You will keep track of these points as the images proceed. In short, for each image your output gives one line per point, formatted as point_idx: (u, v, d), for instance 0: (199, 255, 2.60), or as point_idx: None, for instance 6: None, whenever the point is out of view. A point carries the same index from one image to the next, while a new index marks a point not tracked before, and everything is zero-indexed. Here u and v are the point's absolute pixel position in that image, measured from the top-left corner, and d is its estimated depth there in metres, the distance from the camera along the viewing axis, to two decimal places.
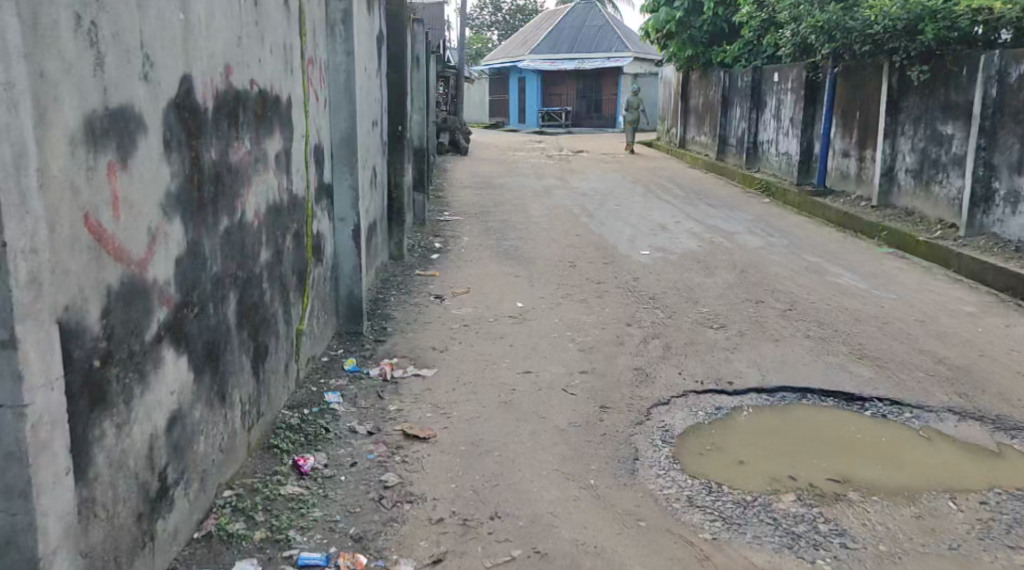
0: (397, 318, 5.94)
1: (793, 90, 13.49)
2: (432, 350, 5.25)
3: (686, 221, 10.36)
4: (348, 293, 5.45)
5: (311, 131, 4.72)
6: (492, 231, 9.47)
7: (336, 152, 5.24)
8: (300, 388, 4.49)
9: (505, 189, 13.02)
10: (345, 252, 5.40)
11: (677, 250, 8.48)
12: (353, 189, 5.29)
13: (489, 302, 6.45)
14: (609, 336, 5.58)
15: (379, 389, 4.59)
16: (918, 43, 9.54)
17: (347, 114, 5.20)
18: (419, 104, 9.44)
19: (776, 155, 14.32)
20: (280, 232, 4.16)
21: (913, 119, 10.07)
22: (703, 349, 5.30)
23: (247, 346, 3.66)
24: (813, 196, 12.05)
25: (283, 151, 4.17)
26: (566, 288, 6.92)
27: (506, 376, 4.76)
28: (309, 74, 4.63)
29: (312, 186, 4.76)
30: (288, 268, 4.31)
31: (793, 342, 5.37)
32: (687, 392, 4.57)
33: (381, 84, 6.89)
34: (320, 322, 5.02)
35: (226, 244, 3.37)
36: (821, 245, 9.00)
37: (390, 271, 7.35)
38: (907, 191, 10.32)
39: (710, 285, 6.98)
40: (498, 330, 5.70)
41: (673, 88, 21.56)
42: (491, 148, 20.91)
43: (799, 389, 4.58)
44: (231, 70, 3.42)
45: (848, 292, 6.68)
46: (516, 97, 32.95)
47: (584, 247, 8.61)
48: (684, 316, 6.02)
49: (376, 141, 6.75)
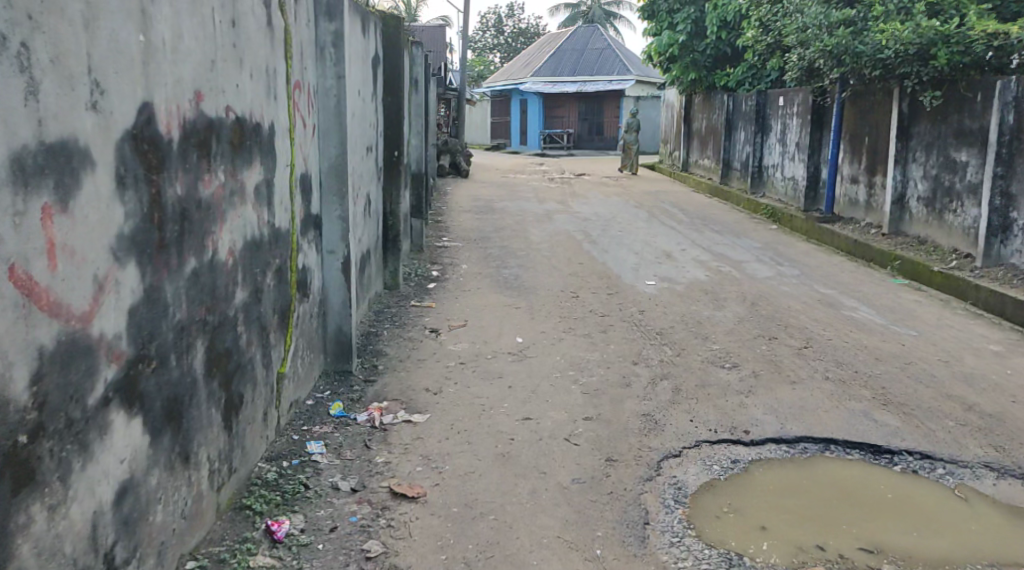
0: (390, 355, 5.61)
1: (799, 115, 13.24)
2: (425, 391, 4.91)
3: (692, 248, 10.04)
4: (337, 329, 5.11)
5: (297, 159, 4.41)
6: (491, 258, 9.15)
7: (325, 182, 4.92)
8: (280, 436, 4.15)
9: (505, 213, 12.72)
10: (334, 286, 5.07)
11: (684, 280, 8.15)
12: (343, 221, 4.97)
13: (486, 337, 6.12)
14: (614, 377, 5.24)
15: (367, 437, 4.25)
16: (931, 68, 9.23)
17: (337, 142, 4.89)
18: (416, 127, 9.15)
19: (782, 180, 14.03)
20: (259, 269, 3.83)
21: (925, 145, 9.80)
22: (715, 392, 4.96)
23: (219, 397, 3.33)
24: (822, 222, 11.75)
25: (264, 181, 3.86)
26: (568, 322, 6.59)
27: (503, 423, 4.42)
28: (295, 100, 4.33)
29: (297, 218, 4.44)
30: (269, 308, 3.99)
31: (811, 386, 5.01)
32: (699, 442, 4.24)
33: (376, 108, 6.59)
34: (305, 363, 4.67)
35: (194, 287, 3.05)
36: (832, 275, 8.68)
37: (384, 301, 7.03)
38: (920, 219, 10.02)
39: (720, 320, 6.65)
40: (497, 369, 5.37)
41: (676, 111, 21.31)
42: (492, 170, 20.65)
43: (821, 439, 4.28)
44: (203, 96, 3.11)
45: (866, 328, 6.32)
46: (518, 119, 32.78)
47: (587, 276, 8.29)
48: (693, 354, 5.69)
49: (370, 166, 6.44)
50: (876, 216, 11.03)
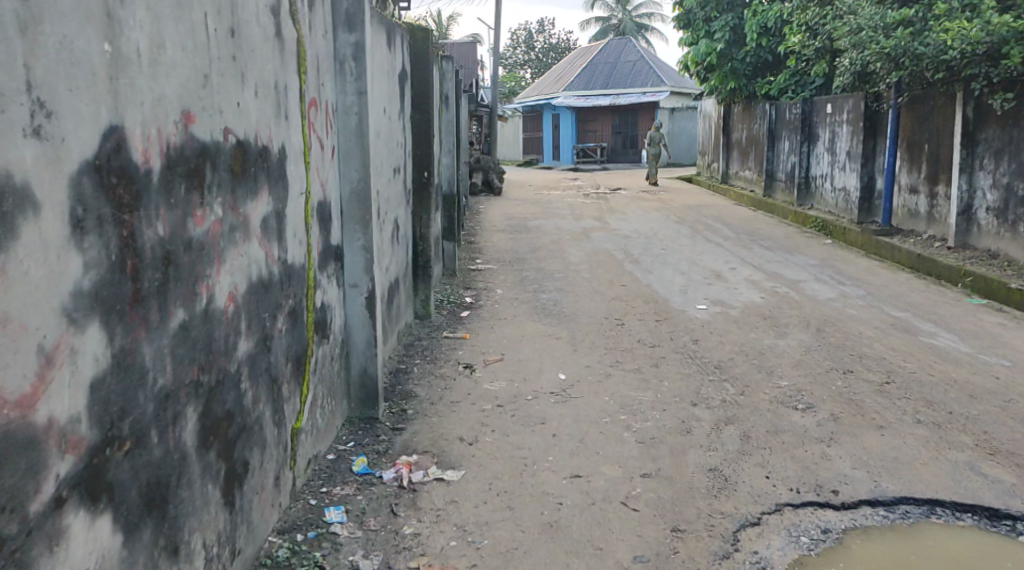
0: (420, 397, 5.06)
1: (849, 122, 12.59)
2: (459, 442, 4.36)
3: (742, 267, 9.42)
4: (361, 371, 4.58)
5: (314, 185, 3.85)
6: (529, 281, 8.62)
7: (346, 208, 4.38)
8: (295, 501, 3.62)
9: (541, 232, 12.20)
10: (358, 324, 4.54)
11: (738, 303, 7.58)
12: (367, 251, 4.45)
13: (526, 373, 5.55)
14: (672, 421, 4.66)
15: (394, 500, 3.71)
16: (1001, 69, 8.60)
17: (359, 165, 4.36)
18: (447, 144, 8.66)
19: (832, 191, 13.34)
20: (269, 313, 3.27)
21: (994, 153, 9.14)
22: (790, 441, 4.37)
23: (217, 471, 2.79)
24: (878, 235, 11.06)
25: (276, 212, 3.31)
26: (616, 353, 6.01)
27: (550, 482, 3.86)
28: (312, 119, 3.78)
29: (314, 251, 3.89)
30: (282, 355, 3.44)
31: (901, 432, 4.52)
32: (780, 505, 3.70)
33: (403, 127, 6.07)
34: (325, 413, 4.14)
35: (183, 344, 2.51)
36: (899, 297, 8.04)
37: (414, 333, 6.49)
38: (989, 231, 9.32)
39: (784, 350, 6.06)
40: (540, 412, 4.80)
41: (713, 122, 20.72)
42: (526, 187, 20.13)
43: (924, 501, 3.76)
44: (195, 116, 2.57)
45: (951, 359, 5.88)
46: (550, 134, 32.28)
47: (632, 300, 7.72)
48: (759, 394, 5.11)
49: (398, 189, 5.94)
50: (939, 228, 10.31)
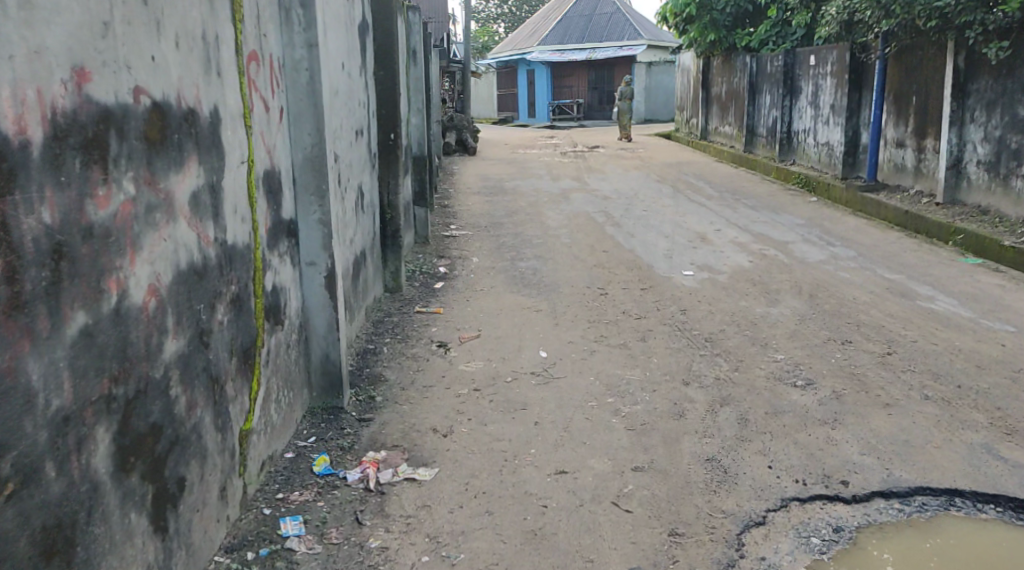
0: (390, 382, 4.65)
1: (833, 75, 12.17)
2: (433, 434, 3.97)
3: (728, 228, 9.06)
4: (323, 358, 4.14)
5: (258, 152, 3.37)
6: (506, 248, 8.19)
7: (298, 176, 3.89)
8: (246, 511, 3.22)
9: (518, 194, 11.74)
10: (318, 305, 4.09)
11: (726, 268, 7.22)
12: (324, 225, 3.97)
13: (504, 351, 5.15)
14: (663, 403, 4.29)
15: (358, 507, 3.32)
16: (998, 15, 8.17)
17: (312, 127, 3.86)
18: (416, 103, 8.15)
19: (814, 146, 12.95)
20: (205, 304, 2.82)
21: (985, 104, 8.77)
22: (792, 424, 4.02)
23: (142, 497, 2.38)
24: (864, 191, 10.71)
25: (208, 186, 2.85)
26: (600, 327, 5.62)
27: (532, 481, 3.48)
28: (251, 75, 3.29)
29: (262, 227, 3.42)
30: (224, 350, 3.00)
31: (909, 410, 4.19)
32: (786, 500, 3.35)
33: (364, 85, 5.56)
34: (280, 408, 3.71)
35: (87, 353, 2.09)
36: (891, 258, 7.70)
37: (385, 309, 6.06)
38: (980, 186, 8.98)
39: (778, 320, 5.71)
40: (519, 397, 4.42)
41: (691, 77, 20.22)
42: (501, 146, 19.60)
43: (942, 491, 3.43)
44: (92, 72, 2.10)
45: (953, 326, 5.56)
46: (525, 90, 31.61)
47: (615, 267, 7.32)
48: (754, 370, 4.76)
49: (361, 153, 5.45)
50: (926, 183, 9.98)
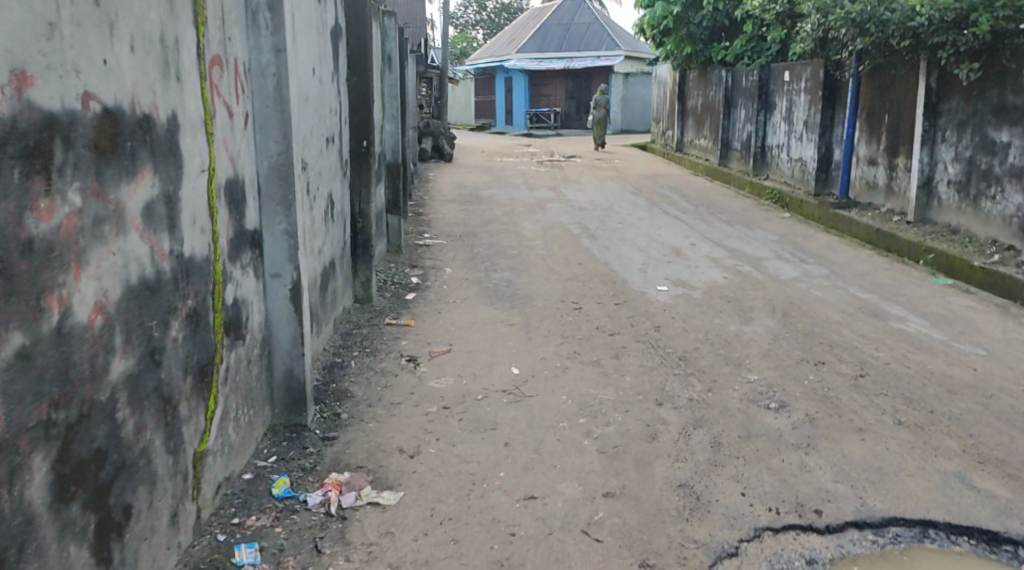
0: (356, 398, 4.51)
1: (808, 91, 12.21)
2: (398, 454, 3.84)
3: (702, 242, 9.02)
4: (286, 374, 3.99)
5: (219, 160, 3.23)
6: (479, 258, 8.07)
7: (263, 185, 3.74)
8: (199, 537, 3.08)
9: (493, 203, 11.64)
10: (283, 320, 3.94)
11: (700, 283, 7.16)
12: (290, 235, 3.83)
13: (474, 367, 5.03)
14: (636, 425, 4.20)
15: (317, 533, 3.18)
16: (968, 36, 8.18)
17: (279, 134, 3.72)
18: (390, 109, 8.01)
19: (789, 161, 12.98)
20: (158, 321, 2.68)
21: (957, 124, 8.81)
22: (766, 449, 3.95)
23: (83, 528, 2.24)
24: (837, 208, 10.73)
25: (164, 196, 2.71)
26: (573, 343, 5.52)
27: (499, 507, 3.37)
28: (213, 81, 3.15)
29: (223, 239, 3.27)
30: (179, 369, 2.86)
31: (883, 436, 4.13)
32: (760, 530, 3.27)
33: (336, 91, 5.43)
34: (240, 426, 3.57)
35: (22, 375, 1.96)
36: (865, 277, 7.69)
37: (354, 320, 5.92)
38: (951, 206, 9.02)
39: (752, 339, 5.64)
40: (489, 416, 4.30)
41: (667, 88, 20.26)
42: (477, 154, 19.51)
43: (916, 522, 3.36)
44: (34, 76, 1.98)
45: (926, 348, 5.53)
46: (502, 98, 31.57)
47: (589, 280, 7.23)
48: (728, 391, 4.68)
49: (331, 160, 5.31)
50: (898, 201, 10.02)
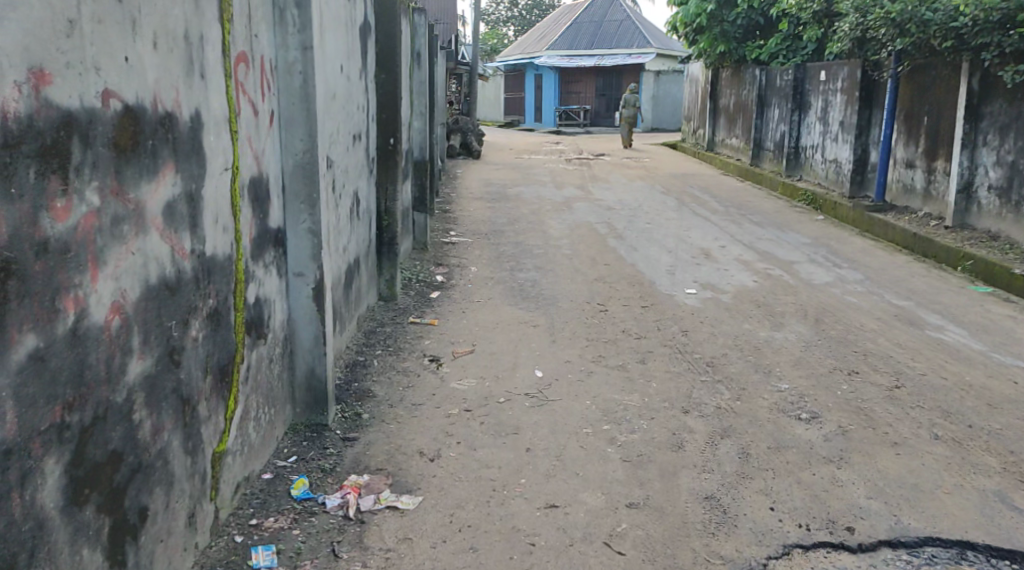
0: (378, 399, 4.46)
1: (844, 91, 12.00)
2: (419, 457, 3.78)
3: (732, 244, 8.88)
4: (308, 373, 3.95)
5: (244, 158, 3.19)
6: (505, 257, 8.01)
7: (288, 183, 3.70)
8: (216, 537, 3.04)
9: (521, 201, 11.56)
10: (305, 319, 3.90)
11: (729, 287, 7.05)
12: (314, 234, 3.78)
13: (498, 369, 4.97)
14: (662, 433, 4.11)
15: (336, 537, 3.14)
16: (1015, 37, 7.99)
17: (304, 132, 3.67)
18: (419, 106, 7.96)
19: (822, 163, 12.77)
20: (177, 321, 2.64)
21: (998, 128, 8.60)
22: (796, 461, 3.85)
23: (97, 531, 2.21)
24: (872, 211, 10.53)
25: (185, 195, 2.67)
26: (599, 346, 5.44)
27: (521, 515, 3.31)
28: (238, 79, 3.11)
29: (246, 238, 3.24)
30: (198, 369, 2.83)
31: (918, 451, 4.01)
32: (788, 547, 3.18)
33: (364, 88, 5.39)
34: (260, 426, 3.53)
35: (37, 378, 1.93)
36: (900, 283, 7.52)
37: (378, 318, 5.88)
38: (990, 211, 8.81)
39: (782, 346, 5.52)
40: (511, 420, 4.23)
41: (699, 87, 20.05)
42: (506, 150, 19.43)
43: (953, 542, 3.26)
44: (53, 74, 1.94)
45: (963, 359, 5.38)
46: (532, 94, 31.47)
47: (616, 282, 7.14)
48: (757, 399, 4.58)
49: (357, 157, 5.26)
50: (935, 205, 9.81)
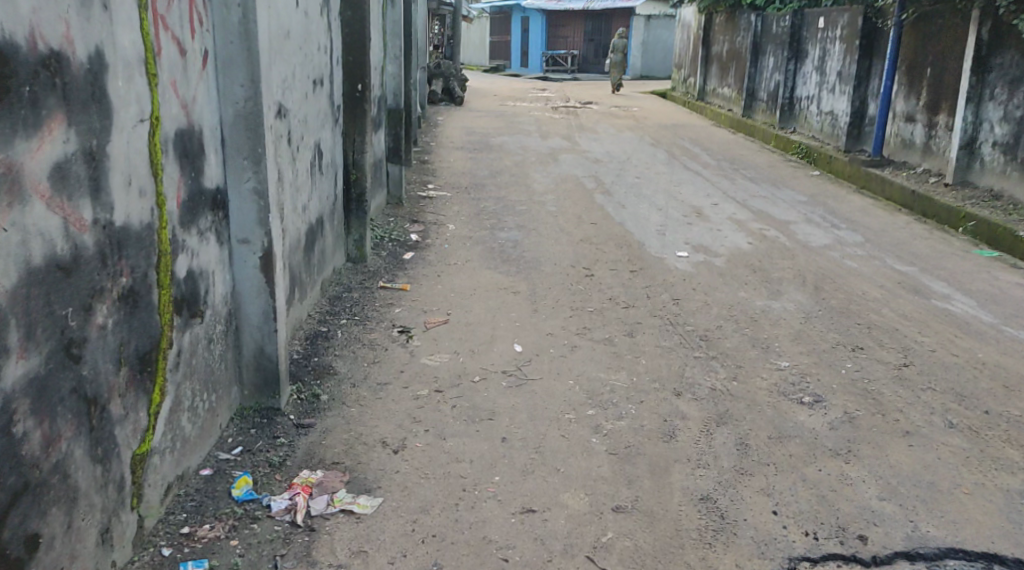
0: (340, 377, 4.04)
1: (843, 39, 11.46)
2: (381, 448, 3.38)
3: (725, 202, 8.44)
4: (257, 352, 3.51)
5: (167, 106, 2.71)
6: (485, 214, 7.54)
7: (228, 135, 3.21)
8: (141, 550, 2.65)
9: (505, 151, 11.04)
10: (252, 293, 3.43)
11: (722, 250, 6.63)
12: (259, 195, 3.29)
13: (473, 343, 4.55)
14: (652, 420, 3.72)
15: (279, 551, 2.75)
16: None
17: (245, 76, 3.17)
18: (396, 49, 7.38)
19: (818, 115, 12.27)
20: (73, 305, 2.23)
21: (1007, 80, 8.12)
22: (801, 454, 3.46)
23: None
24: (869, 166, 10.08)
25: (82, 154, 2.24)
26: (584, 316, 5.02)
27: (493, 522, 2.92)
28: (157, 11, 2.61)
29: (172, 201, 2.77)
30: (106, 361, 2.40)
31: (932, 441, 3.64)
32: (795, 561, 2.82)
33: (326, 28, 4.87)
34: (198, 415, 3.10)
35: None
36: (901, 246, 7.13)
37: (345, 282, 5.41)
38: (994, 169, 8.39)
39: (781, 317, 5.12)
40: (486, 402, 3.82)
41: (691, 33, 19.39)
42: (491, 97, 18.78)
43: (977, 555, 2.90)
44: None
45: (974, 333, 5.01)
46: (519, 39, 30.59)
47: (602, 243, 6.70)
48: (754, 380, 4.19)
49: (319, 104, 4.74)
50: (935, 162, 9.38)
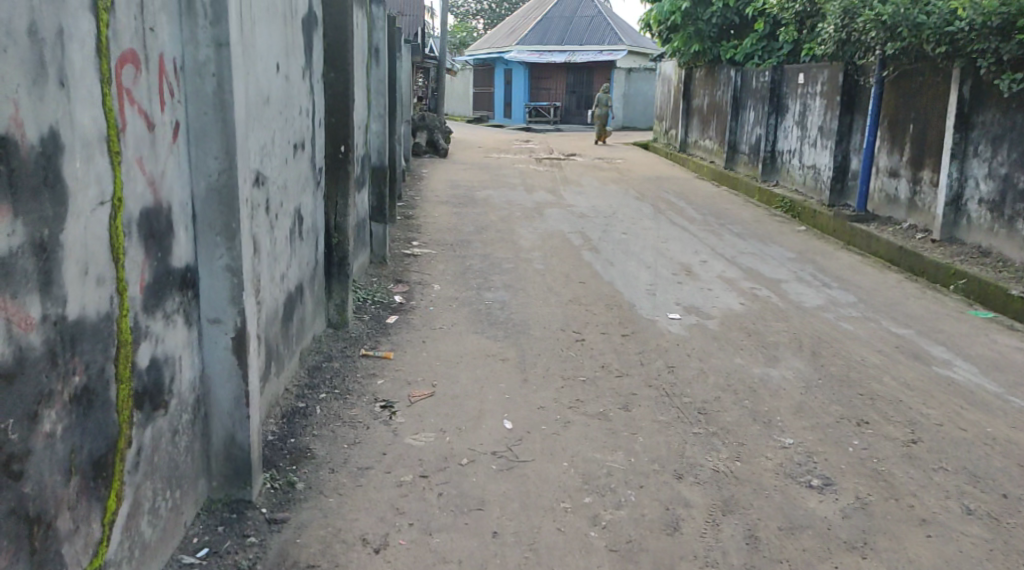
0: (317, 461, 3.76)
1: (824, 95, 11.47)
2: (360, 548, 3.11)
3: (715, 260, 8.29)
4: (227, 440, 3.24)
5: (131, 184, 2.48)
6: (471, 273, 7.33)
7: (200, 210, 2.98)
8: None
9: (490, 206, 10.89)
10: (223, 377, 3.17)
11: (715, 311, 6.44)
12: (232, 273, 3.05)
13: (459, 419, 4.29)
14: (653, 508, 3.47)
15: None
16: (1014, 44, 7.45)
17: (219, 147, 2.95)
18: (379, 107, 7.23)
19: (800, 168, 12.24)
20: (14, 415, 1.97)
21: (991, 139, 8.08)
22: (814, 549, 3.23)
23: None
24: (855, 221, 10.00)
25: (31, 246, 2.00)
26: (576, 387, 4.78)
27: None
28: (122, 84, 2.40)
29: (133, 286, 2.52)
30: (53, 473, 2.14)
31: (951, 530, 3.42)
32: None
33: (309, 90, 4.69)
34: (161, 517, 2.82)
35: None
36: (895, 306, 6.98)
37: (324, 350, 5.15)
38: (980, 226, 8.31)
39: (781, 387, 4.92)
40: (475, 490, 3.56)
41: (672, 86, 19.50)
42: (474, 148, 18.75)
43: None
44: None
45: (981, 404, 4.81)
46: (502, 89, 30.80)
47: (592, 304, 6.49)
48: (759, 460, 3.95)
49: (299, 168, 4.53)
50: (921, 218, 9.30)
